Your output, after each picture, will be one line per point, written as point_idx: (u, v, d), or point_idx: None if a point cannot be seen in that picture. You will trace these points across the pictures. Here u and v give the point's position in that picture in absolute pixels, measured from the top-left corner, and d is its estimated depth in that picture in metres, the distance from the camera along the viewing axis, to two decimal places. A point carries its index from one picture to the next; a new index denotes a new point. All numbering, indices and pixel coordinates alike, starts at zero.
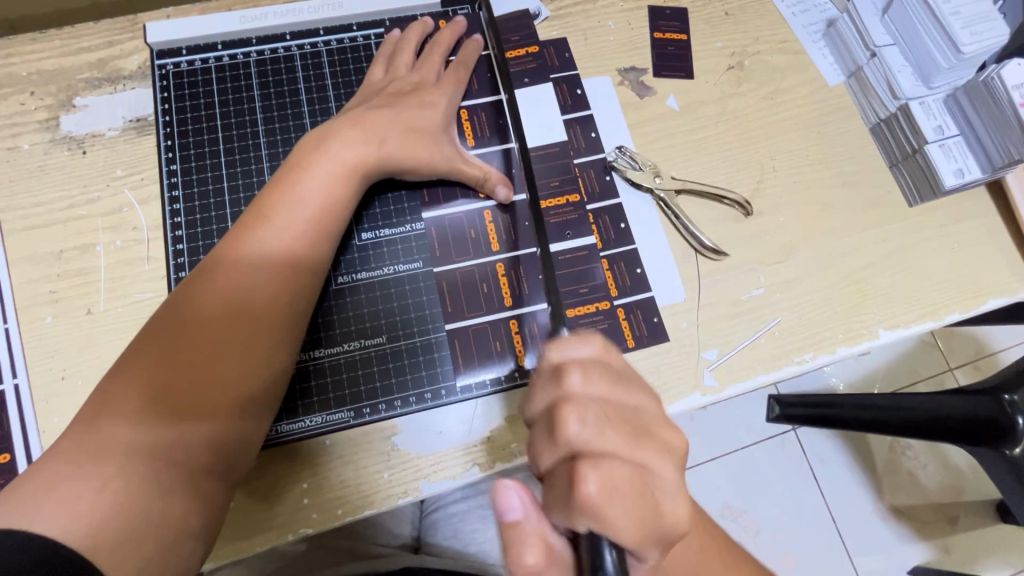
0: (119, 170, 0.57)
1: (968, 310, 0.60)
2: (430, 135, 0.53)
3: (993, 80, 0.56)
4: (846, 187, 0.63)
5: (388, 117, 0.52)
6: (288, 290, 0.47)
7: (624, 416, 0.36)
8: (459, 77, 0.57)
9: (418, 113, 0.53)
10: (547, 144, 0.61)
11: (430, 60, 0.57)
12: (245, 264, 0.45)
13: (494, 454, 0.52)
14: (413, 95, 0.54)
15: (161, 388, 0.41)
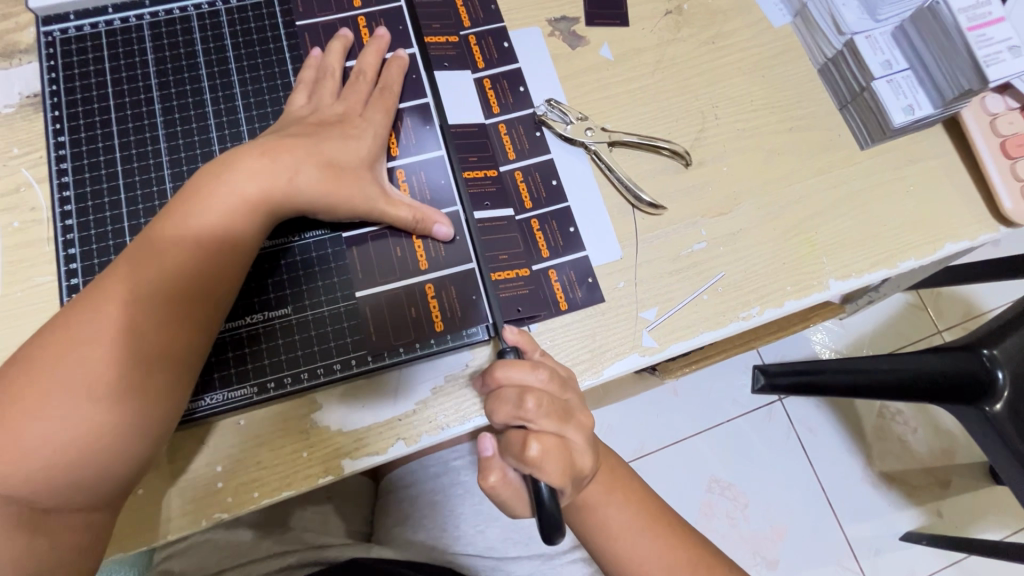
0: (16, 149, 0.54)
1: (925, 256, 0.57)
2: (354, 166, 0.48)
3: (939, 6, 0.52)
4: (794, 133, 0.59)
5: (307, 144, 0.47)
6: (205, 282, 0.43)
7: (558, 403, 0.42)
8: (389, 105, 0.52)
9: (342, 144, 0.48)
10: (467, 122, 0.55)
11: (358, 85, 0.51)
12: (157, 252, 0.42)
13: (419, 428, 0.49)
14: (336, 127, 0.49)
15: (62, 386, 0.39)
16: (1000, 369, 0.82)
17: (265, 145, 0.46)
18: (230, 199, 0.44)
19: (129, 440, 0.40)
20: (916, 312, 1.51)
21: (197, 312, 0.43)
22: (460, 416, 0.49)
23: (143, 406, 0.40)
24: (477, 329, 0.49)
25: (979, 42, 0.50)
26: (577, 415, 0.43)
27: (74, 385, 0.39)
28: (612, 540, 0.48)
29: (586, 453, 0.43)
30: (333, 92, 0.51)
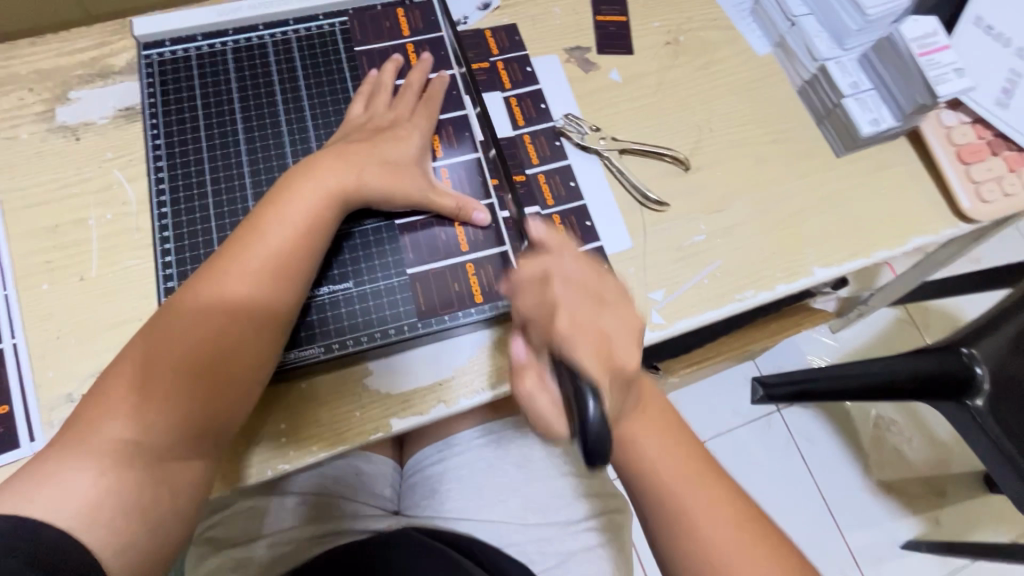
0: (110, 153, 0.62)
1: (895, 248, 0.65)
2: (406, 163, 0.57)
3: (894, 36, 0.62)
4: (778, 144, 0.69)
5: (367, 146, 0.56)
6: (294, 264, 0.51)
7: (589, 285, 0.49)
8: (432, 112, 0.61)
9: (394, 144, 0.57)
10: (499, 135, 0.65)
11: (406, 95, 0.61)
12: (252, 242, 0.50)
13: (458, 391, 0.56)
14: (388, 129, 0.58)
15: (176, 350, 0.47)
16: (978, 365, 0.89)
17: (338, 151, 0.55)
18: (314, 194, 0.52)
19: (230, 397, 0.48)
20: (905, 326, 1.59)
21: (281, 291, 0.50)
22: (494, 380, 0.57)
23: (239, 370, 0.48)
24: (509, 300, 0.57)
25: (929, 65, 0.60)
26: (612, 303, 0.49)
27: (193, 345, 0.47)
28: (641, 460, 0.51)
29: (629, 353, 0.48)
30: (380, 100, 0.60)
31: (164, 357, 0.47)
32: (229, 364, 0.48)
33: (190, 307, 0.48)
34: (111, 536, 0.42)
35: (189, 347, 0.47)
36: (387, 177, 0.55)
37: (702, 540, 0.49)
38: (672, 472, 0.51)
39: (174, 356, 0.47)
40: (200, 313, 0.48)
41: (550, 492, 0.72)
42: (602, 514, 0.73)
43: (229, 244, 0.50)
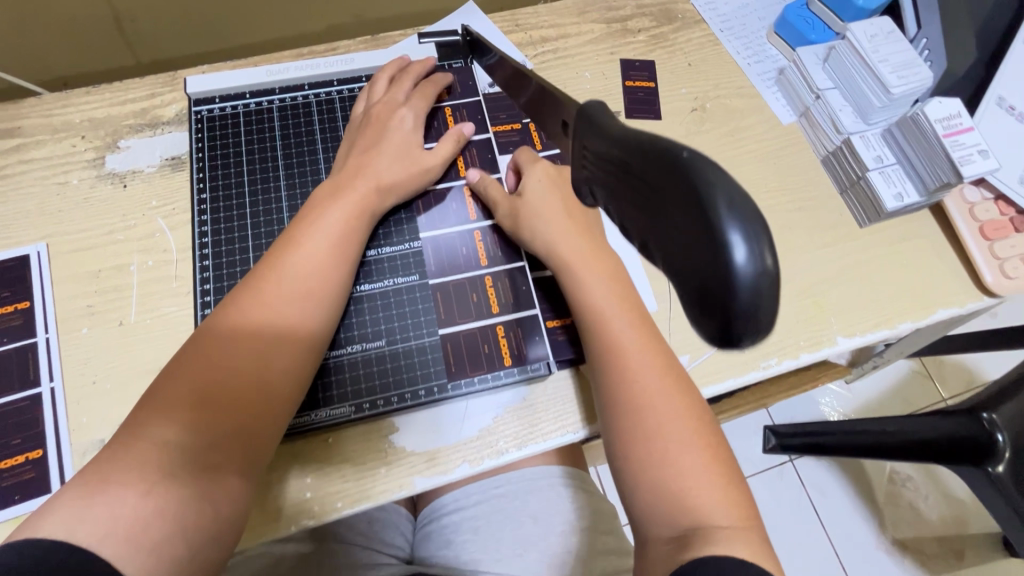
0: (154, 201, 0.65)
1: (920, 320, 0.66)
2: (413, 151, 0.62)
3: (919, 116, 0.64)
4: (802, 211, 0.70)
5: (375, 144, 0.60)
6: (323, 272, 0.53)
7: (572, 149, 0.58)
8: (429, 96, 0.66)
9: (396, 133, 0.62)
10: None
11: (403, 80, 0.65)
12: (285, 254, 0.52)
13: (482, 451, 0.56)
14: (388, 117, 0.62)
15: (208, 364, 0.46)
16: (999, 432, 0.87)
17: (363, 155, 0.60)
18: (342, 204, 0.56)
19: (264, 405, 0.48)
20: (920, 379, 1.57)
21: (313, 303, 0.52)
22: (519, 441, 0.57)
23: (274, 378, 0.48)
24: (540, 362, 0.58)
25: (954, 146, 0.62)
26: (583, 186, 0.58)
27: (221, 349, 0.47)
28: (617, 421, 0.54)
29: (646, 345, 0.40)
30: (377, 92, 0.65)
31: (197, 372, 0.46)
32: (265, 371, 0.48)
33: (212, 342, 0.48)
34: (150, 559, 0.39)
35: (225, 359, 0.47)
36: (402, 170, 0.60)
37: (665, 471, 0.48)
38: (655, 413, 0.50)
39: (207, 370, 0.46)
40: (230, 328, 0.48)
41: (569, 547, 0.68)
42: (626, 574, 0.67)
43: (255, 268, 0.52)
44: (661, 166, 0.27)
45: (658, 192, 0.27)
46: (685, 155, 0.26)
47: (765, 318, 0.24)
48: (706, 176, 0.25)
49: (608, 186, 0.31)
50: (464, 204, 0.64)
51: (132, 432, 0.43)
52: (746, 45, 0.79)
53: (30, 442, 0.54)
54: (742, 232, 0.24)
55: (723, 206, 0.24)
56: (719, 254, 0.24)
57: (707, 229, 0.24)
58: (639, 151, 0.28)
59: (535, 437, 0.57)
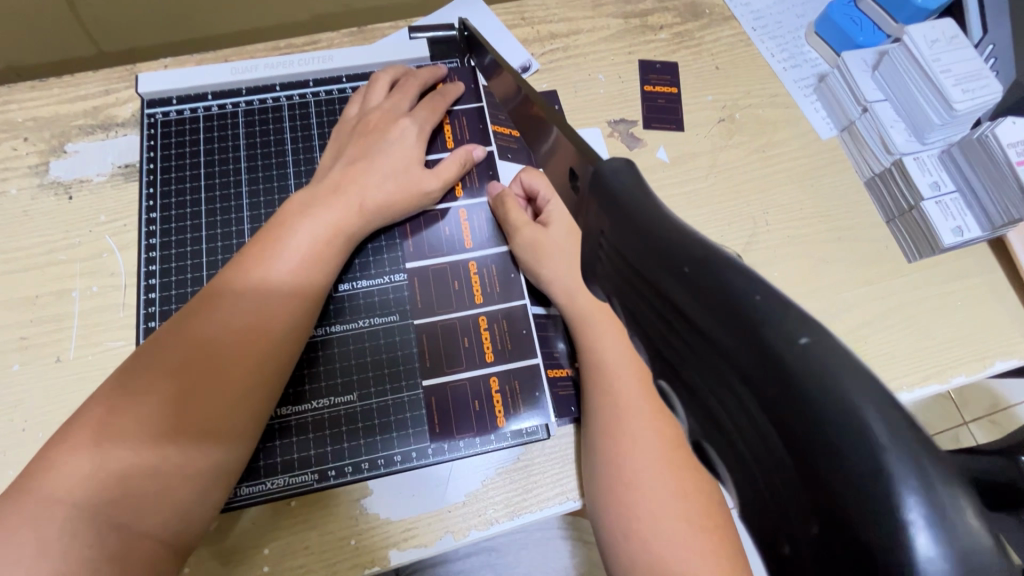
0: (103, 216, 0.56)
1: (975, 372, 0.57)
2: (408, 172, 0.53)
3: (988, 139, 0.55)
4: (843, 242, 0.61)
5: (365, 161, 0.52)
6: (288, 315, 0.46)
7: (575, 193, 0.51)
8: (436, 107, 0.57)
9: (390, 150, 0.53)
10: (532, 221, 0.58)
11: (404, 89, 0.57)
12: (246, 290, 0.45)
13: (468, 521, 0.48)
14: (385, 131, 0.54)
15: (174, 371, 0.41)
16: None
17: (339, 176, 0.51)
18: (312, 231, 0.48)
19: (235, 416, 0.43)
20: (941, 402, 1.48)
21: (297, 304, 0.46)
22: (511, 511, 0.49)
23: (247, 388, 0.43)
24: (538, 424, 0.51)
25: None
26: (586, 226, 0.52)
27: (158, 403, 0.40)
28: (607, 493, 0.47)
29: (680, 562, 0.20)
30: (376, 96, 0.56)
31: (159, 375, 0.41)
32: (238, 378, 0.43)
33: (146, 393, 0.40)
34: None
35: (191, 364, 0.42)
36: (390, 191, 0.52)
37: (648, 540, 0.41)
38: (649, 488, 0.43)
39: (171, 375, 0.41)
40: (200, 331, 0.43)
41: None
42: None
43: (203, 300, 0.45)
44: (761, 356, 0.14)
45: (750, 402, 0.15)
46: (806, 341, 0.14)
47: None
48: (857, 400, 0.14)
49: (640, 333, 0.18)
50: (458, 231, 0.56)
51: (58, 468, 0.38)
52: (782, 47, 0.70)
53: None
54: (929, 516, 0.13)
55: (894, 467, 0.13)
56: (888, 552, 0.13)
57: (861, 510, 0.13)
58: (709, 301, 0.16)
59: (530, 505, 0.49)
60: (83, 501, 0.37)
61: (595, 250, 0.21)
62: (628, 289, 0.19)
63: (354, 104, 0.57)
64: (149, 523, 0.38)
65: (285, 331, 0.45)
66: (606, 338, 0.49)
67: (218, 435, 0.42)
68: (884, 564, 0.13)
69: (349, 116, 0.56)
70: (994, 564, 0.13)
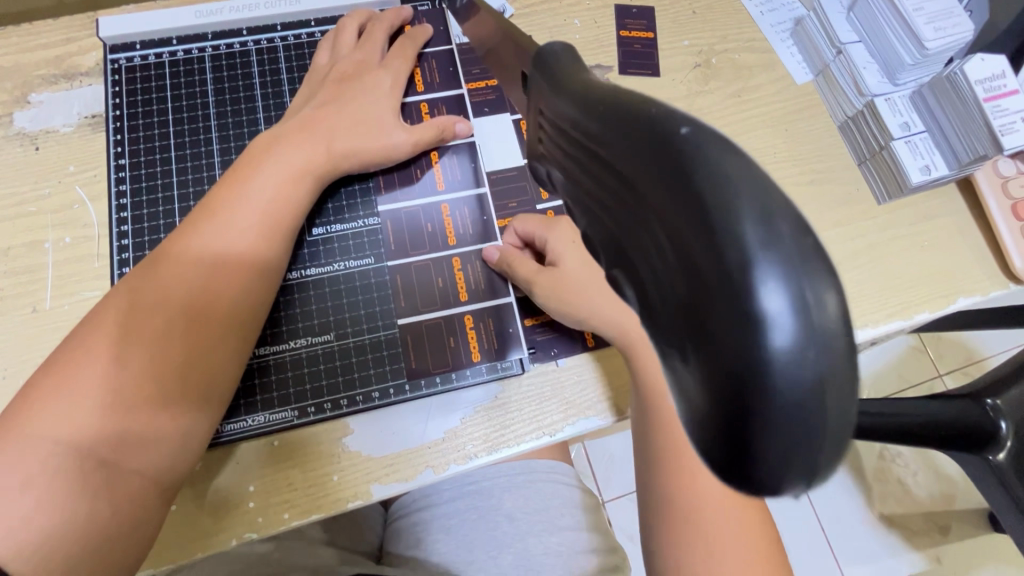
0: (71, 167, 0.56)
1: (939, 309, 0.59)
2: (380, 119, 0.53)
3: (957, 76, 0.55)
4: (815, 185, 0.62)
5: (336, 106, 0.52)
6: (264, 256, 0.47)
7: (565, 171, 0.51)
8: (408, 55, 0.57)
9: (364, 97, 0.53)
10: (507, 166, 0.58)
11: (374, 36, 0.56)
12: (217, 231, 0.45)
13: (447, 456, 0.50)
14: (358, 77, 0.54)
15: (154, 309, 0.42)
16: (1003, 419, 0.87)
17: (308, 117, 0.51)
18: (280, 170, 0.48)
19: (213, 350, 0.43)
20: (918, 355, 1.52)
21: (268, 244, 0.47)
22: (488, 445, 0.51)
23: (224, 322, 0.44)
24: (513, 361, 0.52)
25: (995, 112, 0.53)
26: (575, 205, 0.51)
27: (138, 347, 0.41)
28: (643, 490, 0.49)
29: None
30: (348, 41, 0.56)
31: (135, 313, 0.42)
32: (214, 313, 0.44)
33: (124, 336, 0.41)
34: None
35: (169, 302, 0.42)
36: (361, 137, 0.52)
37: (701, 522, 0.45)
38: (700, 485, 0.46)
39: (150, 313, 0.42)
40: (174, 270, 0.43)
41: (546, 547, 0.64)
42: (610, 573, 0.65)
43: (174, 243, 0.45)
44: (650, 161, 0.15)
45: (647, 214, 0.15)
46: (686, 133, 0.15)
47: (825, 450, 0.14)
48: (726, 182, 0.14)
49: (570, 182, 0.19)
50: (431, 175, 0.56)
51: (35, 413, 0.38)
52: None
53: None
54: (791, 289, 0.13)
55: (757, 245, 0.13)
56: (744, 332, 0.13)
57: (723, 287, 0.13)
58: (618, 123, 0.17)
59: (507, 440, 0.51)
60: (63, 438, 0.38)
61: (536, 124, 0.22)
62: (561, 148, 0.20)
63: (324, 48, 0.56)
64: (134, 460, 0.39)
65: (260, 273, 0.46)
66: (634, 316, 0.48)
67: (196, 369, 0.42)
68: (736, 342, 0.13)
69: (321, 60, 0.55)
70: (834, 351, 0.14)
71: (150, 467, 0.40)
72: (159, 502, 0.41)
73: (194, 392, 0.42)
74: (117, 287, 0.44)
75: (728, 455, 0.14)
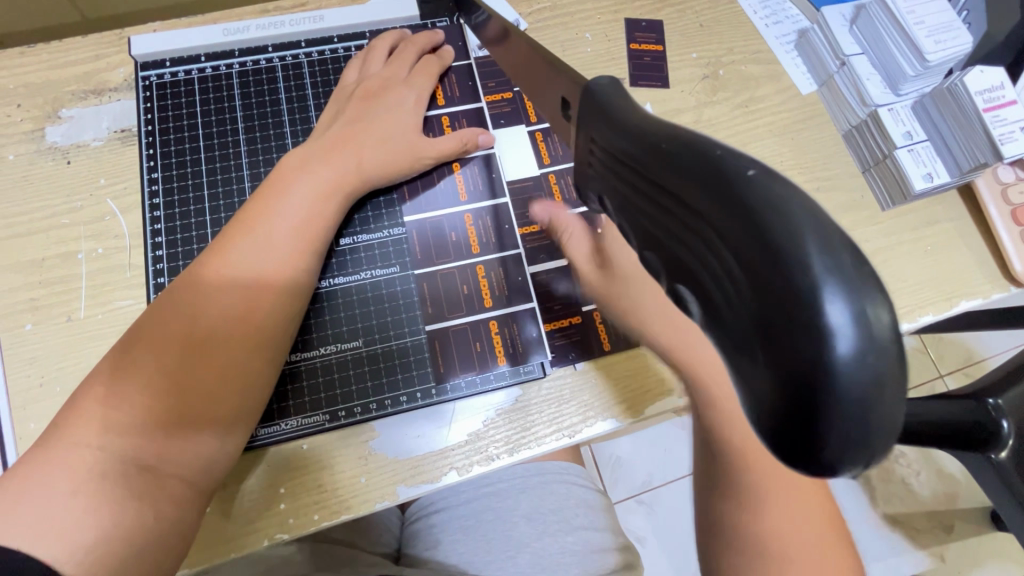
0: (102, 180, 0.57)
1: (943, 311, 0.61)
2: (405, 135, 0.55)
3: (957, 87, 0.57)
4: (821, 192, 0.64)
5: (364, 122, 0.54)
6: (297, 268, 0.48)
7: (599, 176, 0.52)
8: (433, 74, 0.59)
9: (390, 114, 0.55)
10: (524, 177, 0.59)
11: (403, 56, 0.59)
12: (252, 243, 0.47)
13: (471, 458, 0.52)
14: (385, 95, 0.56)
15: (195, 317, 0.44)
16: (1005, 418, 0.90)
17: (339, 133, 0.53)
18: (314, 184, 0.50)
19: (250, 358, 0.45)
20: (919, 356, 1.54)
21: (300, 258, 0.49)
22: (510, 447, 0.52)
23: (261, 332, 0.46)
24: (534, 366, 0.54)
25: (995, 122, 0.55)
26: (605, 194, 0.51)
27: (177, 357, 0.42)
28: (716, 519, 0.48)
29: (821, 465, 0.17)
30: (379, 61, 0.58)
31: (178, 323, 0.43)
32: (252, 324, 0.46)
33: (162, 346, 0.42)
34: None
35: (210, 312, 0.44)
36: (388, 152, 0.54)
37: (792, 568, 0.43)
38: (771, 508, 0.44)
39: (192, 322, 0.43)
40: (213, 280, 0.45)
41: (563, 546, 0.66)
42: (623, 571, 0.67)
43: (211, 255, 0.47)
44: (720, 196, 0.18)
45: (718, 241, 0.18)
46: (753, 175, 0.18)
47: (874, 434, 0.17)
48: (791, 222, 0.17)
49: (636, 211, 0.22)
50: (453, 186, 0.58)
51: (79, 421, 0.40)
52: (764, 4, 0.71)
53: None
54: (850, 304, 0.16)
55: (821, 266, 0.16)
56: (813, 345, 0.16)
57: (792, 305, 0.16)
58: (687, 164, 0.19)
59: (530, 442, 0.53)
60: (109, 444, 0.39)
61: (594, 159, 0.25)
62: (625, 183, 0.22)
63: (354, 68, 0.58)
64: (176, 462, 0.41)
65: (293, 284, 0.48)
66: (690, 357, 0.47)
67: (235, 376, 0.44)
68: (807, 349, 0.16)
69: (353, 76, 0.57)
70: (885, 348, 0.16)
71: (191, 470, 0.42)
72: (198, 505, 0.43)
73: (234, 397, 0.44)
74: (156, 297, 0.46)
75: (795, 434, 0.17)
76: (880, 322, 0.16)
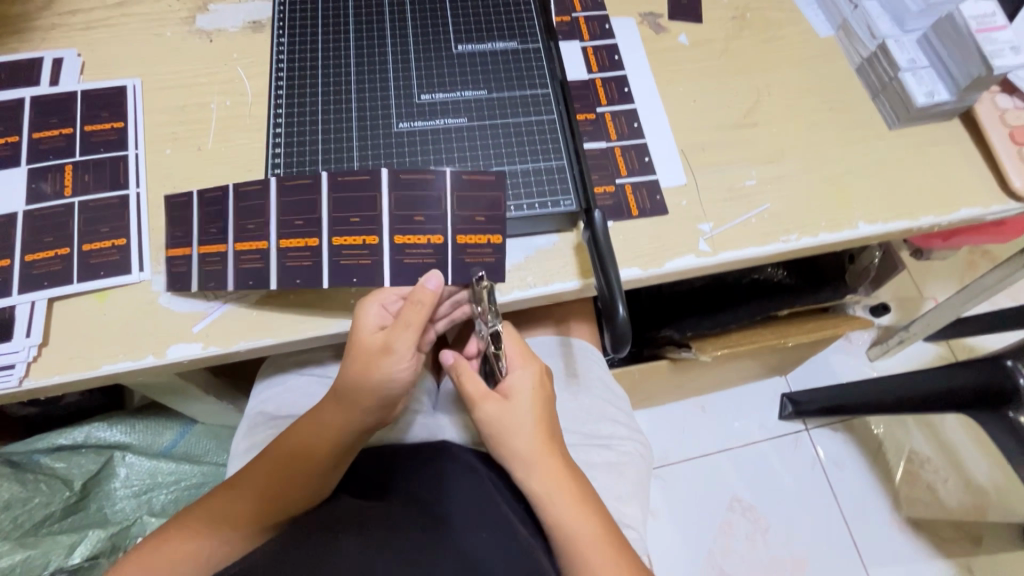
0: (235, 55, 0.71)
1: (944, 215, 0.68)
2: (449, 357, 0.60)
3: (954, 15, 0.66)
4: (833, 112, 0.73)
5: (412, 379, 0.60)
6: (321, 440, 0.56)
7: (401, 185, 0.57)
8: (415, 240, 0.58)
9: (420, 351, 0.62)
10: (574, 79, 0.73)
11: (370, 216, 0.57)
12: (296, 436, 0.57)
13: (511, 283, 0.61)
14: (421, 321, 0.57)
15: (327, 413, 0.56)
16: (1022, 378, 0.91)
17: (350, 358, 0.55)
18: (344, 404, 0.55)
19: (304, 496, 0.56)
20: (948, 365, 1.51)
21: (289, 457, 0.56)
22: (544, 278, 0.61)
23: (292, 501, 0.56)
24: (568, 194, 0.62)
25: (986, 41, 0.64)
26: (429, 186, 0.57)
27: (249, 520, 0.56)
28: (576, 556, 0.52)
29: (505, 427, 0.56)
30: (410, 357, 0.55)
31: (239, 505, 0.56)
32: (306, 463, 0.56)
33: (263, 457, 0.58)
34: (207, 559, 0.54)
35: (290, 449, 0.57)
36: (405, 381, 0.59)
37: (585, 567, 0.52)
38: (571, 514, 0.54)
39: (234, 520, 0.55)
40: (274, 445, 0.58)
41: (581, 406, 0.72)
42: (628, 439, 0.72)
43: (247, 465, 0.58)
44: (603, 279, 0.56)
45: (611, 286, 0.55)
46: (615, 299, 0.55)
47: (622, 338, 0.54)
48: (610, 275, 0.56)
49: (603, 270, 0.56)
50: (512, 61, 0.69)
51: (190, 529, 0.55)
52: None
53: (115, 232, 0.60)
54: (612, 308, 0.54)
55: (608, 269, 0.56)
56: (612, 302, 0.55)
57: (603, 303, 0.56)
58: (610, 267, 0.56)
59: (556, 276, 0.61)
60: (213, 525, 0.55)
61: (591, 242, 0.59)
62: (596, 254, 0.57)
63: (296, 207, 0.58)
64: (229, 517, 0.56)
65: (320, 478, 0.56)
66: (568, 502, 0.54)
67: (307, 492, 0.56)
68: (609, 303, 0.55)
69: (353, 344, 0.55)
70: (616, 316, 0.54)
71: (274, 499, 0.56)
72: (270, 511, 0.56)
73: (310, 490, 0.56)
74: (270, 468, 0.57)
75: (615, 319, 0.54)
76: (622, 319, 0.54)
